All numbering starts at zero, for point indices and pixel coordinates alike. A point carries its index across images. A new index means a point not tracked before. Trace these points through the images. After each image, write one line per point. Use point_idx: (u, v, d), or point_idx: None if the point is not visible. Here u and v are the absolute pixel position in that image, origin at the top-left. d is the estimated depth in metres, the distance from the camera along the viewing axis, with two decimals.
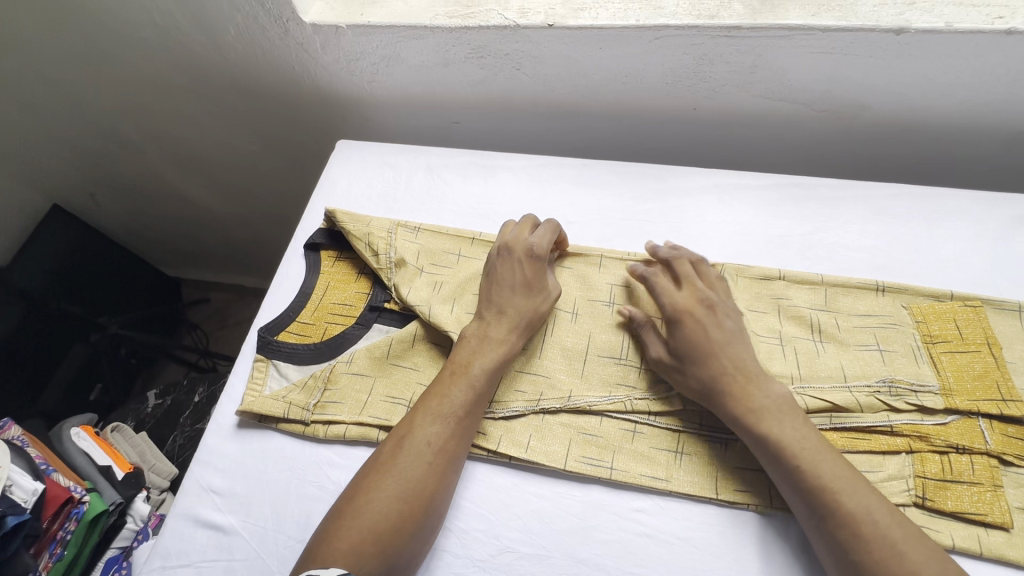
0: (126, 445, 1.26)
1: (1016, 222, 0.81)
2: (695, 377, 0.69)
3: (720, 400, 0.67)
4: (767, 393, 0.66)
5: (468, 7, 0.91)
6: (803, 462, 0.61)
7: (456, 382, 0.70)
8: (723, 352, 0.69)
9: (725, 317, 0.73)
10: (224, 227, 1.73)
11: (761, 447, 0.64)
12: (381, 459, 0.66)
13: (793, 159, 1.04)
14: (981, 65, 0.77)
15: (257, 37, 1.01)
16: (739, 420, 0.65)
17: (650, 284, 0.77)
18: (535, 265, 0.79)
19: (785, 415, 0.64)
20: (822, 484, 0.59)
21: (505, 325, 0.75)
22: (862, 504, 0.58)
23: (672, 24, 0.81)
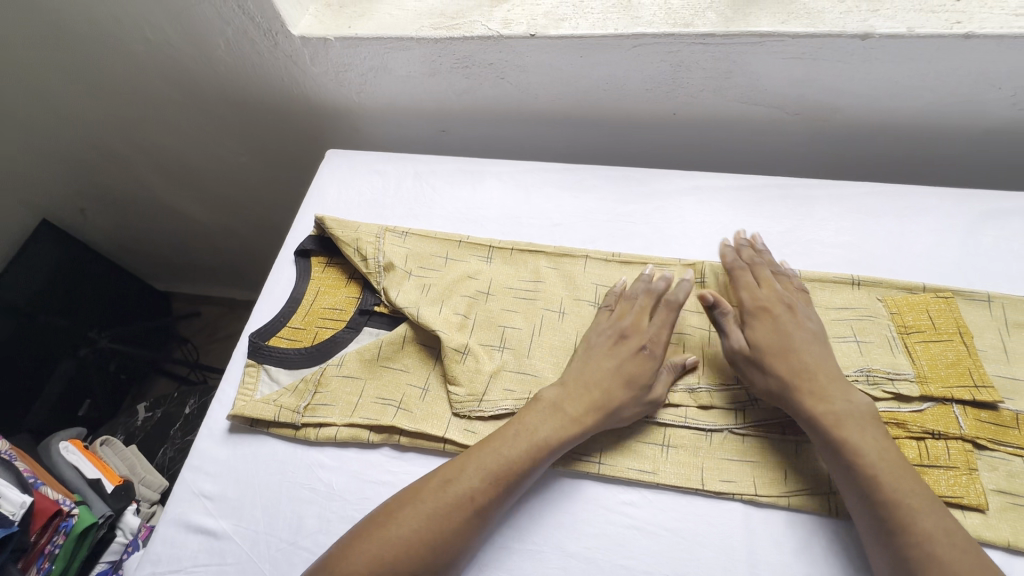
0: (115, 458, 1.25)
1: (984, 217, 0.84)
2: (776, 374, 0.69)
3: (796, 398, 0.68)
4: (848, 399, 0.66)
5: (453, 19, 0.94)
6: (881, 479, 0.61)
7: (521, 441, 0.68)
8: (807, 356, 0.70)
9: (807, 320, 0.74)
10: (214, 239, 1.73)
11: (834, 455, 0.64)
12: (427, 492, 0.66)
13: (771, 162, 1.07)
14: (942, 68, 0.81)
15: (248, 51, 1.03)
16: (814, 421, 0.66)
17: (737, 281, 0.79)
18: (643, 361, 0.74)
19: (866, 424, 0.65)
20: (898, 500, 0.60)
21: (586, 403, 0.71)
22: (938, 526, 0.58)
23: (648, 32, 0.84)
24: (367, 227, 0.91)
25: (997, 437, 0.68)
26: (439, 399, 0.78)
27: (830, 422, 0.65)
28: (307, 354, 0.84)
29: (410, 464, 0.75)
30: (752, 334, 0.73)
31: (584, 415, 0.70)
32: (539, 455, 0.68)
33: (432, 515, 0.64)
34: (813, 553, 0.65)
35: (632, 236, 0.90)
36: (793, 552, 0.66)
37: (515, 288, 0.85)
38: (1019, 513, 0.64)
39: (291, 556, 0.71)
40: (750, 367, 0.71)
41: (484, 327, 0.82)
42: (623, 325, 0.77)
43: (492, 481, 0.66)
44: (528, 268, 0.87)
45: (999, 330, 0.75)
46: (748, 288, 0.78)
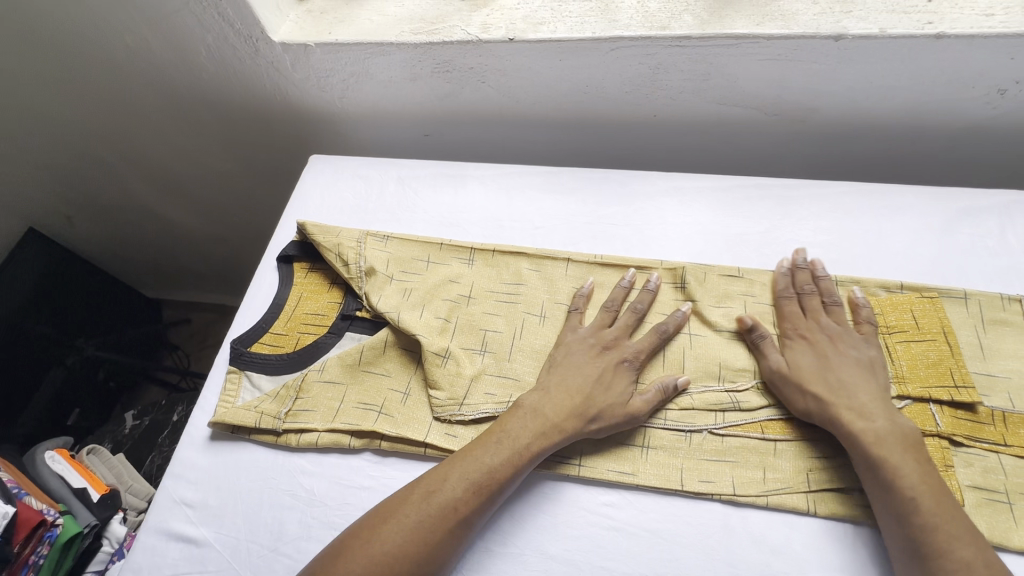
0: (102, 467, 1.25)
1: (960, 215, 0.85)
2: (813, 394, 0.69)
3: (836, 419, 0.67)
4: (891, 420, 0.65)
5: (433, 24, 0.94)
6: (920, 502, 0.60)
7: (499, 449, 0.68)
8: (849, 378, 0.69)
9: (856, 348, 0.72)
10: (202, 245, 1.73)
11: (873, 476, 0.63)
12: (408, 501, 0.66)
13: (752, 162, 1.08)
14: (916, 68, 0.82)
15: (230, 57, 1.04)
16: (855, 441, 0.65)
17: (788, 306, 0.78)
18: (616, 368, 0.74)
19: (909, 447, 0.64)
20: (936, 527, 0.59)
21: (564, 411, 0.71)
22: (978, 557, 0.57)
23: (626, 36, 0.85)
24: (348, 232, 0.91)
25: (972, 434, 0.68)
26: (420, 403, 0.78)
27: (870, 439, 0.64)
28: (288, 361, 0.84)
29: (390, 469, 0.75)
30: (790, 355, 0.73)
31: (563, 420, 0.70)
32: (522, 461, 0.68)
33: (419, 524, 0.64)
34: (792, 552, 0.66)
35: (613, 238, 0.91)
36: (771, 551, 0.66)
37: (496, 292, 0.85)
38: (994, 508, 0.64)
39: (272, 563, 0.71)
40: (788, 387, 0.71)
41: (465, 331, 0.82)
42: (602, 334, 0.77)
43: (476, 487, 0.66)
44: (509, 271, 0.87)
45: (975, 327, 0.75)
46: (795, 315, 0.77)
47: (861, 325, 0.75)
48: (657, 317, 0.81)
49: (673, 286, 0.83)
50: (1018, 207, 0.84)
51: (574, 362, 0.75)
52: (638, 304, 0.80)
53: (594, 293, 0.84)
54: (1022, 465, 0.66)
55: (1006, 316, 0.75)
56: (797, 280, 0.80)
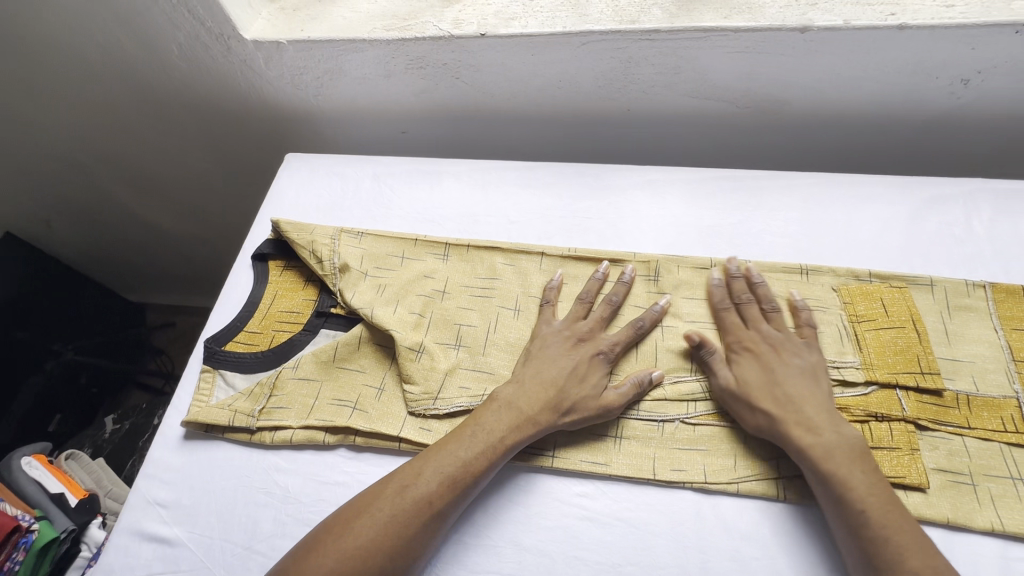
0: (81, 472, 1.23)
1: (926, 204, 0.86)
2: (763, 410, 0.68)
3: (786, 435, 0.66)
4: (837, 432, 0.65)
5: (406, 20, 0.94)
6: (872, 512, 0.60)
7: (474, 441, 0.68)
8: (796, 391, 0.68)
9: (799, 356, 0.72)
10: (183, 247, 1.72)
11: (824, 490, 0.63)
12: (378, 497, 0.65)
13: (727, 155, 1.09)
14: (880, 60, 0.83)
15: (202, 56, 1.03)
16: (805, 456, 0.64)
17: (727, 316, 0.77)
18: (592, 361, 0.75)
19: (853, 458, 0.63)
20: (884, 537, 0.58)
21: (540, 403, 0.71)
22: (929, 566, 0.56)
23: (596, 30, 0.85)
24: (322, 229, 0.91)
25: (938, 417, 0.69)
26: (395, 398, 0.78)
27: (819, 455, 0.64)
28: (264, 357, 0.84)
29: (365, 464, 0.75)
30: (739, 369, 0.72)
31: (537, 412, 0.70)
32: (495, 453, 0.68)
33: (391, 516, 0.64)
34: (763, 538, 0.66)
35: (587, 231, 0.91)
36: (742, 537, 0.66)
37: (471, 286, 0.86)
38: (958, 490, 0.65)
39: (245, 561, 0.70)
40: (739, 403, 0.70)
41: (440, 325, 0.82)
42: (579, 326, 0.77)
43: (449, 480, 0.66)
44: (484, 266, 0.87)
45: (941, 312, 0.76)
46: (736, 325, 0.76)
47: (803, 329, 0.75)
48: (631, 309, 0.82)
49: (647, 278, 0.84)
50: (983, 195, 0.86)
51: (549, 355, 0.75)
52: (613, 296, 0.80)
53: (567, 286, 0.84)
54: (985, 447, 0.68)
55: (970, 301, 0.77)
56: (736, 287, 0.79)
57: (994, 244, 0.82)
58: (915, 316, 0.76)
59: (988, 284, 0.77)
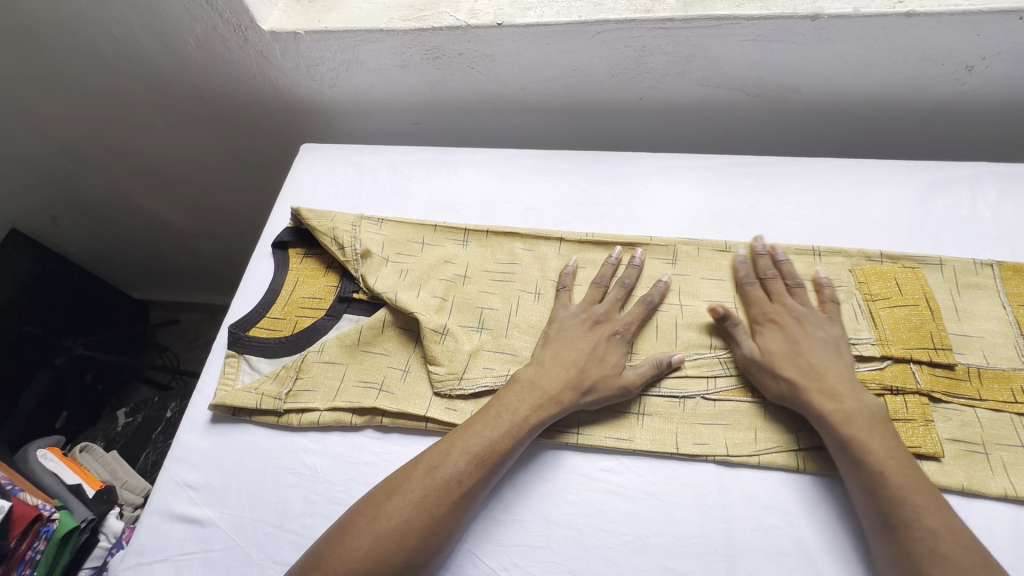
0: (95, 464, 1.24)
1: (934, 186, 0.89)
2: (786, 378, 0.70)
3: (808, 400, 0.68)
4: (858, 399, 0.67)
5: (422, 11, 0.96)
6: (891, 475, 0.62)
7: (498, 422, 0.70)
8: (818, 360, 0.71)
9: (822, 329, 0.74)
10: (191, 243, 1.72)
11: (843, 453, 0.65)
12: (399, 482, 0.67)
13: (735, 142, 1.11)
14: (889, 47, 0.85)
15: (217, 47, 1.04)
16: (825, 421, 0.67)
17: (752, 290, 0.79)
18: (610, 342, 0.76)
19: (874, 422, 0.66)
20: (902, 497, 0.61)
21: (559, 383, 0.73)
22: (944, 525, 0.59)
23: (611, 19, 0.87)
24: (343, 217, 0.92)
25: (950, 390, 0.71)
26: (420, 379, 0.79)
27: (839, 420, 0.66)
28: (289, 342, 0.85)
29: (392, 444, 0.76)
30: (763, 340, 0.74)
31: (560, 391, 0.72)
32: (522, 431, 0.70)
33: (422, 497, 0.65)
34: (784, 507, 0.68)
35: (603, 217, 0.93)
36: (765, 508, 0.68)
37: (491, 272, 0.87)
38: (971, 458, 0.67)
39: (277, 539, 0.72)
40: (761, 370, 0.72)
41: (462, 309, 0.83)
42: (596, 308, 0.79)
43: (478, 460, 0.67)
44: (504, 252, 0.89)
45: (950, 291, 0.79)
46: (760, 299, 0.78)
47: (823, 304, 0.77)
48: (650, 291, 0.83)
49: (665, 261, 0.86)
50: (988, 177, 0.88)
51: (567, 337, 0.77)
52: (626, 279, 0.82)
53: (587, 270, 0.86)
54: (996, 417, 0.70)
55: (978, 279, 0.79)
56: (761, 264, 0.82)
57: (999, 225, 0.85)
58: (925, 294, 0.78)
59: (995, 262, 0.80)
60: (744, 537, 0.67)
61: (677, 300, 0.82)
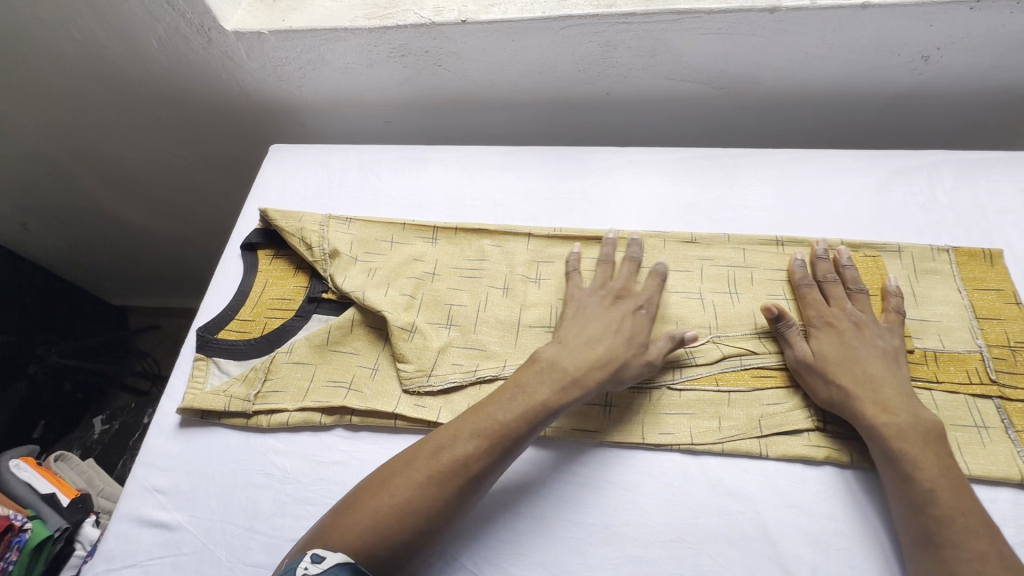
0: (71, 473, 1.22)
1: (893, 174, 0.91)
2: (838, 383, 0.69)
3: (858, 409, 0.67)
4: (914, 415, 0.66)
5: (387, 9, 0.96)
6: (940, 493, 0.61)
7: (514, 403, 0.68)
8: (875, 370, 0.70)
9: (882, 338, 0.73)
10: (167, 247, 1.70)
11: (892, 467, 0.64)
12: (410, 460, 0.65)
13: (704, 135, 1.12)
14: (846, 38, 0.87)
15: (181, 48, 1.03)
16: (875, 432, 0.66)
17: (809, 292, 0.78)
18: (636, 317, 0.76)
19: (929, 439, 0.64)
20: (950, 517, 0.60)
21: (584, 362, 0.71)
22: (993, 550, 0.58)
23: (574, 14, 0.88)
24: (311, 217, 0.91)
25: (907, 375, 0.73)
26: (389, 378, 0.79)
27: (892, 433, 0.65)
28: (257, 342, 0.85)
29: (362, 443, 0.77)
30: (817, 343, 0.73)
31: (582, 374, 0.70)
32: (537, 415, 0.67)
33: (426, 477, 0.63)
34: (747, 493, 0.69)
35: (573, 212, 0.93)
36: (728, 494, 0.69)
37: (458, 269, 0.87)
38: None
39: (247, 541, 0.71)
40: (813, 374, 0.71)
41: (431, 306, 0.84)
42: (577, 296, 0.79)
43: (490, 441, 0.65)
44: (473, 249, 0.89)
45: (908, 278, 0.80)
46: (819, 302, 0.77)
47: (887, 314, 0.75)
48: None
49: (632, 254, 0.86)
50: (946, 165, 0.90)
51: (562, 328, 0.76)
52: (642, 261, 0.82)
53: (556, 265, 0.87)
54: (951, 399, 0.71)
55: (935, 265, 0.81)
56: (821, 266, 0.80)
57: (956, 211, 0.87)
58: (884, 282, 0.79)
59: (951, 248, 0.81)
60: (708, 524, 0.68)
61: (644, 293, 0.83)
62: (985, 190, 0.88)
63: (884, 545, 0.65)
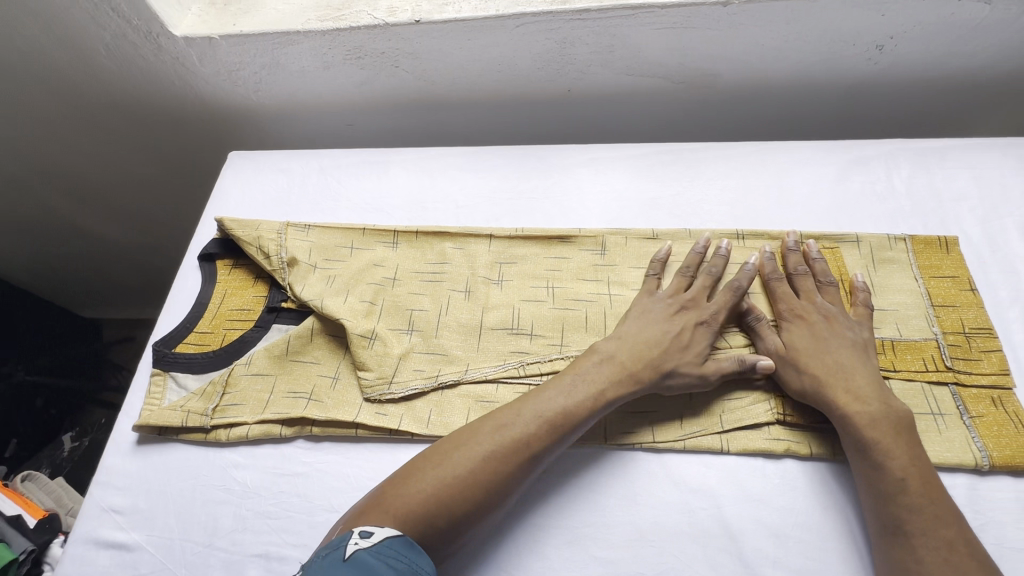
0: (40, 492, 1.20)
1: (852, 165, 0.91)
2: (808, 374, 0.69)
3: (829, 399, 0.68)
4: (886, 404, 0.66)
5: (340, 10, 0.94)
6: (911, 482, 0.61)
7: (575, 387, 0.69)
8: (845, 360, 0.70)
9: (851, 330, 0.73)
10: (135, 256, 1.67)
11: (864, 458, 0.64)
12: (472, 435, 0.65)
13: (668, 130, 1.12)
14: (801, 30, 0.87)
15: (131, 55, 1.00)
16: (848, 422, 0.66)
17: (779, 284, 0.78)
18: (698, 330, 0.74)
19: (901, 429, 0.65)
20: (918, 506, 0.60)
21: (643, 361, 0.71)
22: (960, 538, 0.59)
23: (528, 12, 0.87)
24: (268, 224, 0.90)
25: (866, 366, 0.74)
26: (350, 386, 0.78)
27: (865, 422, 0.65)
28: (215, 355, 0.83)
29: (324, 454, 0.75)
30: (787, 335, 0.74)
31: (638, 370, 0.70)
32: (589, 407, 0.67)
33: (471, 466, 0.62)
34: (709, 489, 0.69)
35: (535, 212, 0.92)
36: (691, 491, 0.69)
37: (420, 274, 0.86)
38: None
39: (207, 558, 0.70)
40: (784, 365, 0.71)
41: (392, 312, 0.83)
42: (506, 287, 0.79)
43: (552, 422, 0.66)
44: (435, 252, 0.88)
45: (867, 267, 0.81)
46: (788, 295, 0.77)
47: (855, 307, 0.76)
48: (578, 282, 0.83)
49: (595, 252, 0.86)
50: (903, 153, 0.91)
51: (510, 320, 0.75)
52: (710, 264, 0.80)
53: (518, 265, 0.86)
54: (908, 387, 0.72)
55: (893, 254, 0.81)
56: (792, 259, 0.80)
57: (913, 200, 0.87)
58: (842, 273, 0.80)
59: (908, 237, 0.82)
60: (670, 521, 0.68)
61: (605, 292, 0.82)
62: (940, 177, 0.89)
63: (844, 536, 0.65)
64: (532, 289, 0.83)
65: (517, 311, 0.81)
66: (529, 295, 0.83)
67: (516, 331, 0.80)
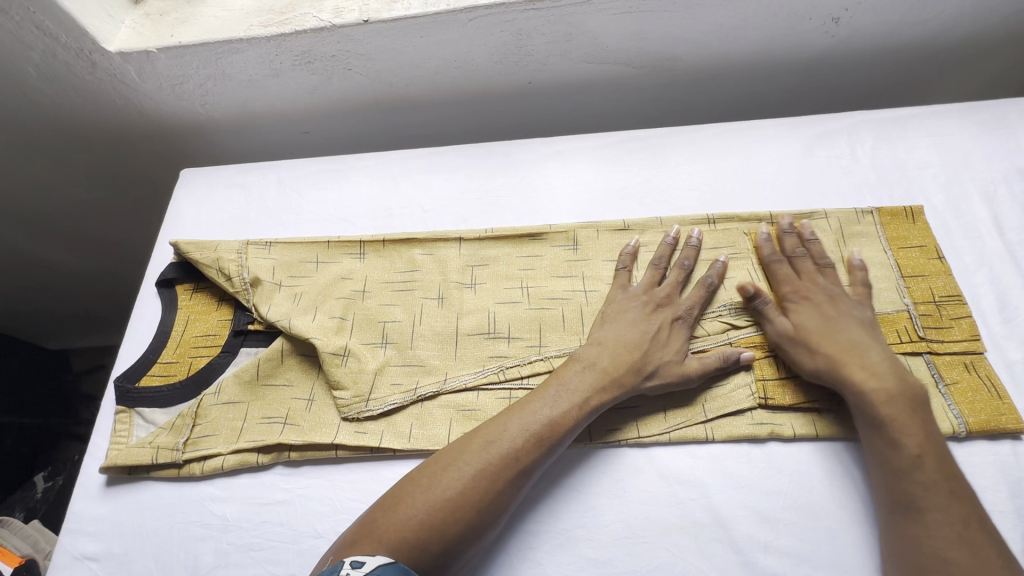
0: (14, 538, 1.15)
1: (816, 140, 0.91)
2: (823, 354, 0.69)
3: (845, 376, 0.67)
4: (903, 381, 0.66)
5: (283, 13, 0.89)
6: (926, 459, 0.61)
7: (559, 397, 0.67)
8: (857, 338, 0.70)
9: (857, 308, 0.73)
10: (96, 284, 1.60)
11: (880, 434, 0.64)
12: (459, 453, 0.64)
13: (633, 116, 1.11)
14: (757, 7, 0.86)
15: (64, 75, 0.95)
16: (866, 399, 0.65)
17: (780, 267, 0.78)
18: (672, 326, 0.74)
19: (916, 405, 0.65)
20: (931, 482, 0.60)
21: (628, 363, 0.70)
22: (974, 513, 0.59)
23: (480, 4, 0.84)
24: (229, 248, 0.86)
25: None
26: (326, 407, 0.76)
27: (881, 399, 0.65)
28: (181, 387, 0.80)
29: (303, 479, 0.73)
30: (798, 317, 0.73)
31: (623, 373, 0.70)
32: (575, 417, 0.66)
33: (460, 487, 0.61)
34: (697, 479, 0.69)
35: (504, 214, 0.90)
36: (679, 482, 0.69)
37: (390, 286, 0.84)
38: None
39: None
40: (797, 346, 0.71)
41: (364, 326, 0.80)
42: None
43: (536, 436, 0.65)
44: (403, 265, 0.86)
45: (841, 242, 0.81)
46: (791, 277, 0.77)
47: (855, 287, 0.76)
48: (552, 280, 0.82)
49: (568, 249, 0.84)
50: (865, 126, 0.91)
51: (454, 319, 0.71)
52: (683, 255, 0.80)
53: (490, 267, 0.84)
54: None
55: (861, 228, 0.81)
56: (789, 242, 0.79)
57: (878, 171, 0.87)
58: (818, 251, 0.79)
59: (875, 209, 0.82)
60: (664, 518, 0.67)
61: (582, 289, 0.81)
62: (903, 147, 0.89)
63: (832, 514, 0.66)
64: (508, 292, 0.82)
65: (493, 316, 0.80)
66: (507, 298, 0.81)
67: (493, 337, 0.78)
